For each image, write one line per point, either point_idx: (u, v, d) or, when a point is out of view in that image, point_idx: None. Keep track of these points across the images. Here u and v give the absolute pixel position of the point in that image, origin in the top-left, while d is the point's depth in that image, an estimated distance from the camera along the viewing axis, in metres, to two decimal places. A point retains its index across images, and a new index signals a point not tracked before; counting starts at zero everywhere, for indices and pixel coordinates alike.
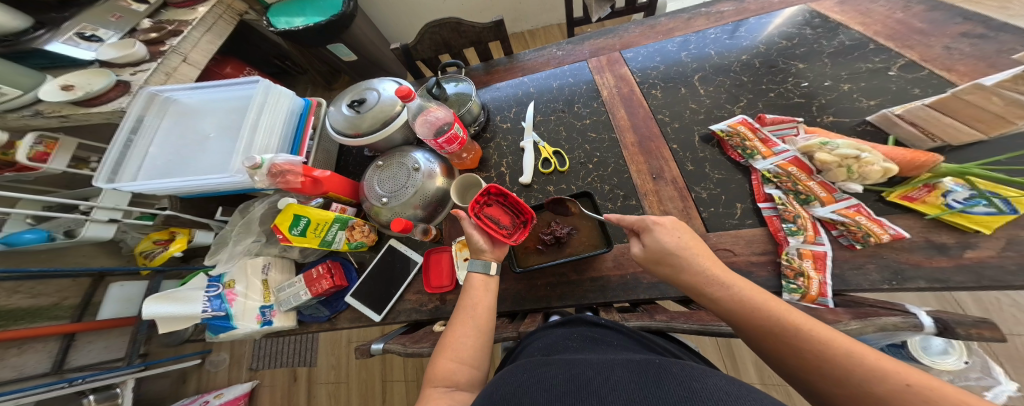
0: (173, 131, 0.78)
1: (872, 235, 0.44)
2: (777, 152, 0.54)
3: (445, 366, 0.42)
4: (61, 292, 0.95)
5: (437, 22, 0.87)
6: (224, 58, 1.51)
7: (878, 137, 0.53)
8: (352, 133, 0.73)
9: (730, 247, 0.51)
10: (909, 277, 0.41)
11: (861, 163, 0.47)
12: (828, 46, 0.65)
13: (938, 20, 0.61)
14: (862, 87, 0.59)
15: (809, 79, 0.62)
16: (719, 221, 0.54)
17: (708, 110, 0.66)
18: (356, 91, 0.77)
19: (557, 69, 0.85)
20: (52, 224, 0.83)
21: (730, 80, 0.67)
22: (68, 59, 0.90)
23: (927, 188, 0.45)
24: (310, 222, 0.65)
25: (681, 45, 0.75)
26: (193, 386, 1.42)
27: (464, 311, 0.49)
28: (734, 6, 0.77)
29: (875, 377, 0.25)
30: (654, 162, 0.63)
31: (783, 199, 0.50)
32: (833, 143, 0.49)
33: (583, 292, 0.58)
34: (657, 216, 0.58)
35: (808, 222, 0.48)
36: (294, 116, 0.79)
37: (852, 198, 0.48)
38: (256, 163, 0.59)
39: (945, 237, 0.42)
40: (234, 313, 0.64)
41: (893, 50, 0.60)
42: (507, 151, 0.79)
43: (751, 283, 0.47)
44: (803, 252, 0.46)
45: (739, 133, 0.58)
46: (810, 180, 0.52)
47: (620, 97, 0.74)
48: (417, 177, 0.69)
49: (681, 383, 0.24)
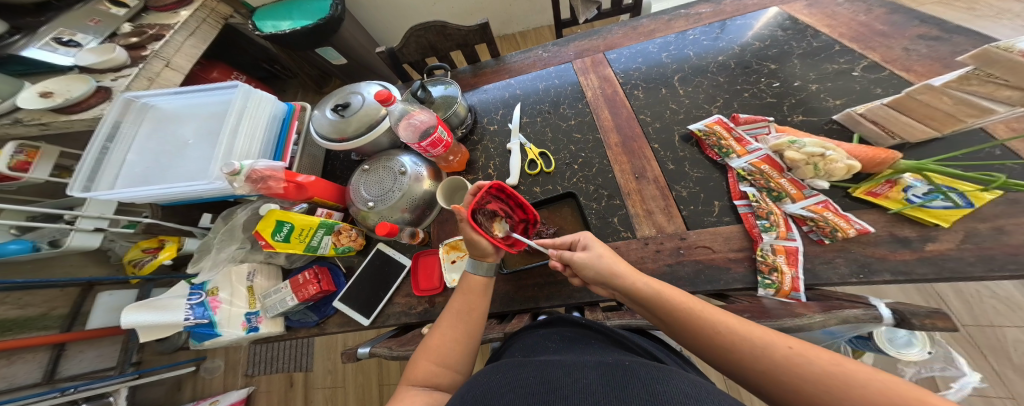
0: (152, 138, 0.77)
1: (839, 230, 0.45)
2: (751, 150, 0.55)
3: (425, 367, 0.42)
4: (49, 302, 0.93)
5: (422, 26, 0.87)
6: (210, 62, 1.49)
7: (843, 135, 0.55)
8: (338, 138, 0.73)
9: (709, 244, 0.52)
10: (876, 270, 0.43)
11: (826, 161, 0.48)
12: (798, 47, 0.66)
13: (898, 22, 0.63)
14: (829, 87, 0.60)
15: (782, 79, 0.64)
16: (699, 218, 0.55)
17: (687, 110, 0.67)
18: (341, 95, 0.77)
19: (543, 71, 0.86)
20: (36, 234, 0.80)
21: (708, 81, 0.69)
22: (45, 65, 0.88)
23: (890, 184, 0.47)
24: (294, 228, 0.64)
25: (661, 47, 0.77)
26: (189, 394, 1.39)
27: (454, 313, 0.49)
28: (711, 8, 0.78)
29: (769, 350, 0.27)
30: (637, 162, 0.64)
31: (757, 197, 0.52)
32: (800, 142, 0.50)
33: (570, 291, 0.59)
34: (640, 215, 0.59)
35: (780, 218, 0.49)
36: (276, 122, 0.79)
37: (820, 194, 0.49)
38: (234, 169, 0.58)
39: (908, 231, 0.44)
40: (218, 320, 0.64)
41: (857, 51, 0.62)
42: (495, 152, 0.79)
43: (728, 280, 0.49)
44: (776, 248, 0.47)
45: (715, 132, 0.59)
46: (781, 177, 0.53)
47: (604, 98, 0.75)
48: (403, 180, 0.69)
49: (646, 387, 0.24)
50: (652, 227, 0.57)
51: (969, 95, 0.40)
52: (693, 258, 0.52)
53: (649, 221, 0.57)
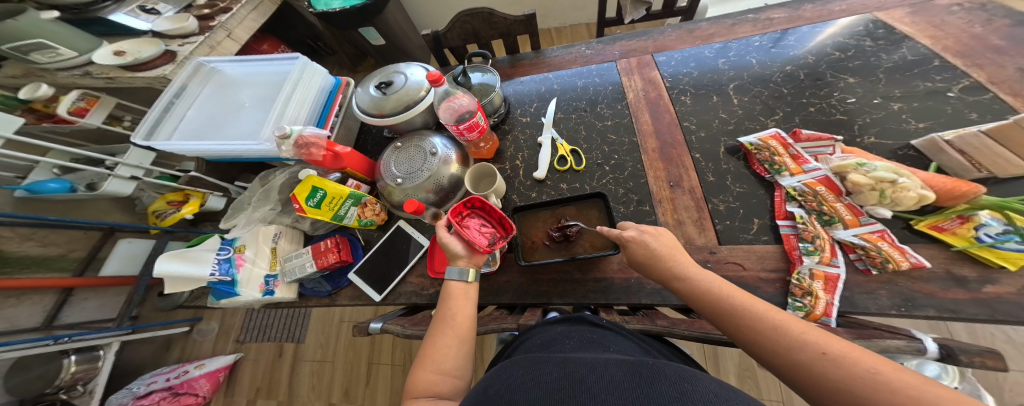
0: (211, 98, 0.81)
1: (891, 261, 0.43)
2: (808, 170, 0.54)
3: (425, 377, 0.40)
4: (70, 244, 1.00)
5: (469, 12, 0.89)
6: (263, 35, 1.55)
7: (920, 162, 0.53)
8: (376, 113, 0.76)
9: (740, 261, 0.51)
10: (920, 305, 0.41)
11: (896, 188, 0.46)
12: (889, 60, 0.64)
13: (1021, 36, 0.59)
14: (915, 107, 0.58)
15: (862, 94, 0.62)
16: (733, 235, 0.54)
17: (739, 121, 0.66)
18: (384, 73, 0.79)
19: (583, 68, 0.86)
20: (76, 176, 0.85)
21: (768, 91, 0.67)
22: (126, 29, 0.92)
23: (961, 220, 0.44)
24: (327, 195, 0.66)
25: (719, 52, 0.76)
26: (176, 355, 1.45)
27: (441, 321, 0.46)
28: (785, 14, 0.77)
29: (801, 346, 0.28)
30: (673, 170, 0.63)
31: (805, 219, 0.50)
32: (870, 166, 0.48)
33: (585, 291, 0.59)
34: (669, 224, 0.58)
35: (826, 243, 0.47)
36: (323, 94, 0.81)
37: (879, 223, 0.47)
38: (285, 132, 0.63)
39: (968, 271, 0.42)
40: (239, 279, 0.64)
41: (960, 68, 0.59)
42: (524, 144, 0.80)
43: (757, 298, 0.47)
44: (815, 273, 0.45)
45: (769, 147, 0.57)
46: (837, 201, 0.50)
47: (646, 101, 0.75)
48: (433, 161, 0.71)
49: (674, 385, 0.24)
50: (680, 237, 0.56)
51: None
52: (721, 273, 0.50)
53: (678, 231, 0.57)
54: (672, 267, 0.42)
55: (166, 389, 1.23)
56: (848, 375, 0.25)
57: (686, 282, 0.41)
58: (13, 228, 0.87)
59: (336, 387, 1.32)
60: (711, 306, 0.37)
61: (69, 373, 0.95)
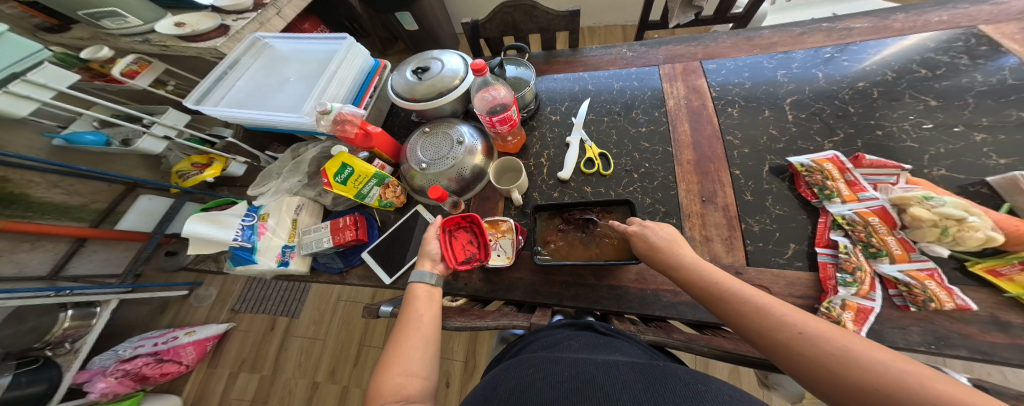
0: (261, 72, 0.84)
1: (935, 301, 0.40)
2: (863, 198, 0.51)
3: (391, 381, 0.37)
4: (93, 195, 1.04)
5: (513, 3, 0.89)
6: (306, 15, 1.57)
7: (990, 201, 0.50)
8: (408, 97, 0.77)
9: (767, 285, 0.49)
10: (953, 344, 0.39)
11: (962, 227, 0.43)
12: (981, 84, 0.61)
13: None
14: (1002, 140, 0.55)
15: (943, 119, 0.60)
16: (764, 257, 0.51)
17: (791, 138, 0.64)
18: (422, 59, 0.81)
19: (622, 70, 0.86)
20: (114, 131, 0.89)
21: (833, 109, 0.66)
22: (189, 4, 0.95)
23: (1021, 265, 0.41)
24: (354, 173, 0.67)
25: (780, 63, 0.74)
26: (169, 319, 1.49)
27: (404, 327, 0.44)
28: (871, 24, 0.74)
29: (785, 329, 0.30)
30: (708, 185, 0.62)
31: (849, 249, 0.47)
32: (938, 200, 0.45)
33: (597, 297, 0.57)
34: (695, 240, 0.56)
35: (866, 276, 0.45)
36: (362, 76, 0.82)
37: (931, 261, 0.44)
38: (326, 108, 0.65)
39: (1014, 317, 0.39)
40: (258, 247, 0.65)
41: None
42: (551, 143, 0.79)
43: None
44: (848, 304, 0.43)
45: (823, 170, 0.54)
46: (889, 234, 0.47)
47: (688, 110, 0.74)
48: (458, 150, 0.72)
49: (688, 386, 0.24)
50: (706, 254, 0.54)
51: None
52: None
53: (705, 248, 0.55)
54: (668, 258, 0.44)
55: (150, 354, 1.23)
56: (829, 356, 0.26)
57: (682, 270, 0.42)
58: (42, 174, 0.91)
59: (322, 367, 1.34)
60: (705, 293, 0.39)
61: (61, 328, 0.94)
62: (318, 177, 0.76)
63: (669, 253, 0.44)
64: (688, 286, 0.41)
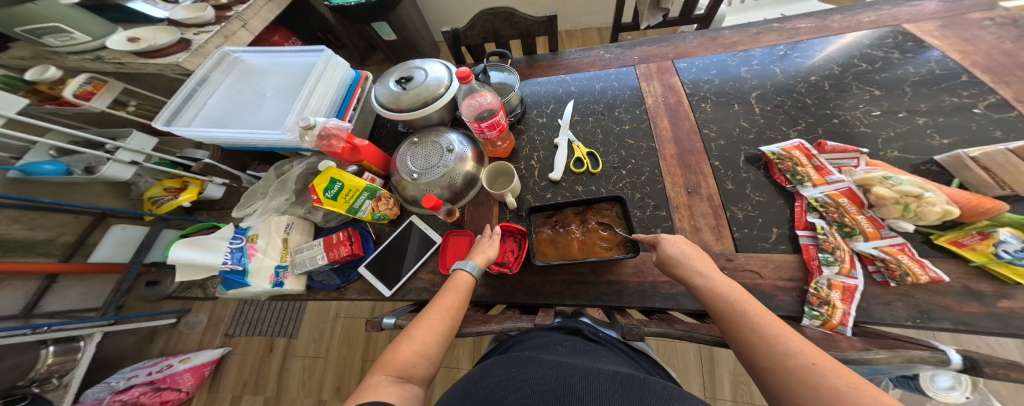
0: (234, 88, 0.81)
1: (910, 275, 0.44)
2: (831, 181, 0.55)
3: (407, 356, 0.42)
4: (59, 228, 0.98)
5: (492, 10, 0.91)
6: (274, 27, 1.53)
7: (941, 178, 0.54)
8: (394, 108, 0.77)
9: (757, 269, 0.51)
10: (936, 317, 0.42)
11: (921, 202, 0.46)
12: (914, 74, 0.67)
13: None
14: (941, 122, 0.61)
15: (886, 108, 0.65)
16: (751, 243, 0.54)
17: (761, 129, 0.68)
18: (404, 69, 0.81)
19: (602, 71, 0.89)
20: (74, 158, 0.83)
21: (793, 101, 0.70)
22: (142, 16, 0.92)
23: (980, 236, 0.45)
24: (345, 187, 0.66)
25: (742, 61, 0.79)
26: (159, 347, 1.42)
27: (442, 308, 0.49)
28: (813, 24, 0.80)
29: (782, 350, 0.29)
30: (692, 177, 0.65)
31: (826, 229, 0.50)
32: (896, 180, 0.49)
33: (599, 293, 0.59)
34: (685, 230, 0.58)
35: (845, 254, 0.48)
36: (342, 89, 0.81)
37: (901, 237, 0.48)
38: (309, 122, 0.64)
39: (984, 285, 0.43)
40: (250, 269, 0.62)
41: (988, 85, 0.62)
42: (539, 145, 0.80)
43: (770, 306, 0.48)
44: (834, 284, 0.46)
45: (792, 157, 0.58)
46: (859, 213, 0.51)
47: (666, 107, 0.77)
48: (449, 158, 0.72)
49: (661, 400, 0.24)
50: (696, 243, 0.56)
51: None
52: (737, 280, 0.51)
53: (695, 237, 0.57)
54: (699, 273, 0.43)
55: (146, 384, 1.17)
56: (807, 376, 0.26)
57: (705, 288, 0.41)
58: (0, 210, 0.84)
59: (327, 385, 1.30)
60: (721, 313, 0.38)
61: (45, 365, 0.90)
62: (307, 193, 0.75)
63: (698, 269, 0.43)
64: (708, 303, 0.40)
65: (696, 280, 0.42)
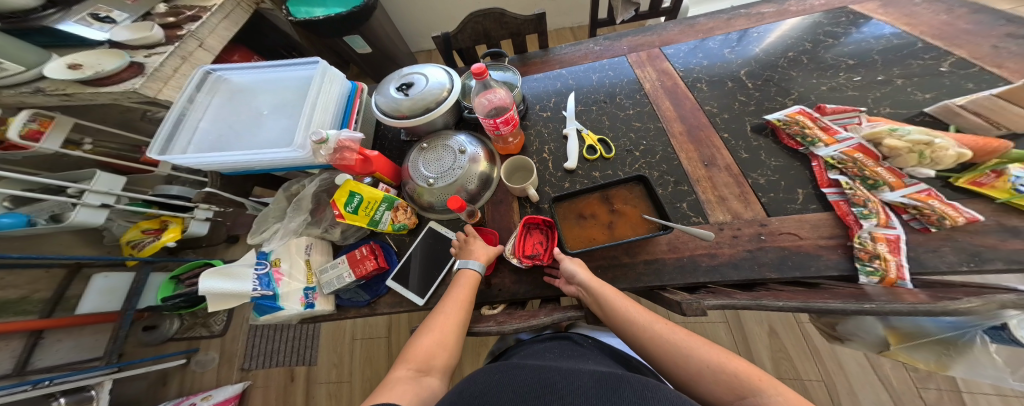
0: (224, 108, 0.77)
1: (947, 218, 0.47)
2: (841, 140, 0.58)
3: (425, 347, 0.48)
4: (32, 285, 0.99)
5: (483, 12, 0.92)
6: (232, 45, 1.47)
7: (938, 126, 0.60)
8: (397, 115, 0.75)
9: (795, 231, 0.54)
10: (988, 258, 0.44)
11: (934, 148, 0.51)
12: (877, 44, 0.73)
13: (986, 21, 0.70)
14: (917, 81, 0.66)
15: (863, 73, 0.70)
16: (781, 206, 0.57)
17: (757, 102, 0.72)
18: (401, 76, 0.79)
19: (595, 63, 0.91)
20: (31, 208, 0.76)
21: (778, 74, 0.75)
22: (77, 39, 0.87)
23: (995, 174, 0.49)
24: (364, 200, 0.64)
25: (722, 43, 0.84)
26: (175, 389, 1.31)
27: (454, 301, 0.53)
28: (774, 9, 0.86)
29: (709, 367, 0.40)
30: (705, 151, 0.67)
31: (850, 184, 0.53)
32: (903, 130, 0.54)
33: (637, 274, 0.57)
34: (712, 201, 0.61)
35: (877, 206, 0.50)
36: (341, 101, 0.79)
37: (925, 183, 0.52)
38: (321, 137, 0.61)
39: (1017, 221, 0.46)
40: (280, 293, 0.59)
41: (944, 48, 0.69)
42: (549, 138, 0.81)
43: (820, 266, 0.50)
44: (876, 236, 0.48)
45: (797, 121, 0.62)
46: (877, 166, 0.55)
47: (664, 90, 0.80)
48: (463, 159, 0.71)
49: (637, 392, 0.29)
50: (726, 213, 0.58)
51: None
52: (778, 244, 0.53)
53: (723, 207, 0.59)
54: (621, 312, 0.50)
55: None
56: (738, 373, 0.38)
57: (627, 323, 0.49)
58: None
59: None
60: (646, 345, 0.47)
61: None
62: (323, 212, 0.71)
63: (614, 306, 0.51)
64: (631, 338, 0.49)
65: (615, 322, 0.51)
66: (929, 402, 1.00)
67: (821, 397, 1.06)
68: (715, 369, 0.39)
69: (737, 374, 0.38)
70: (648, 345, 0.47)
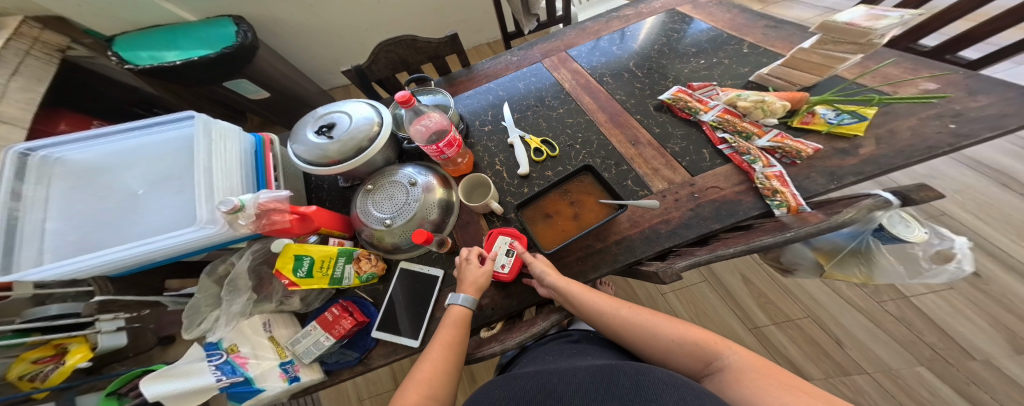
0: (76, 196, 0.59)
1: (802, 151, 0.65)
2: (712, 107, 0.75)
3: (414, 396, 0.46)
4: None
5: (393, 41, 0.89)
6: (53, 111, 1.13)
7: (761, 89, 0.80)
8: (327, 161, 0.68)
9: (717, 184, 0.67)
10: (842, 175, 0.61)
11: (768, 104, 0.70)
12: (700, 37, 0.95)
13: (749, 20, 0.95)
14: (734, 60, 0.88)
15: (702, 59, 0.90)
16: (698, 166, 0.71)
17: (650, 87, 0.87)
18: (317, 118, 0.72)
19: (518, 72, 0.98)
20: None
21: (655, 63, 0.92)
22: None
23: (811, 115, 0.70)
24: (315, 261, 0.57)
25: (610, 42, 1.00)
26: None
27: (444, 344, 0.52)
28: (633, 11, 1.07)
29: (675, 342, 0.48)
30: (628, 132, 0.79)
31: (734, 140, 0.70)
32: (745, 95, 0.73)
33: (613, 255, 0.65)
34: (649, 173, 0.72)
35: (758, 152, 0.67)
36: (247, 157, 0.68)
37: (774, 128, 0.71)
38: (236, 206, 0.49)
39: (843, 143, 0.65)
40: (255, 376, 0.49)
41: (736, 38, 0.92)
42: (497, 150, 0.84)
43: (745, 209, 0.63)
44: (768, 175, 0.63)
45: (681, 98, 0.78)
46: (741, 121, 0.72)
47: (581, 87, 0.91)
48: (416, 191, 0.68)
49: (631, 377, 0.33)
50: (663, 180, 0.70)
51: (830, 51, 0.67)
52: (710, 197, 0.66)
53: (659, 176, 0.71)
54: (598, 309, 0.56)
55: None
56: (697, 341, 0.46)
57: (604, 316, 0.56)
58: None
59: None
60: (625, 331, 0.54)
61: None
62: (269, 286, 0.62)
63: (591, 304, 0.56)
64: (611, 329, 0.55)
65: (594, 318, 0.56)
66: (892, 311, 1.22)
67: (814, 331, 1.24)
68: (681, 342, 0.48)
69: (696, 342, 0.46)
70: (625, 333, 0.54)
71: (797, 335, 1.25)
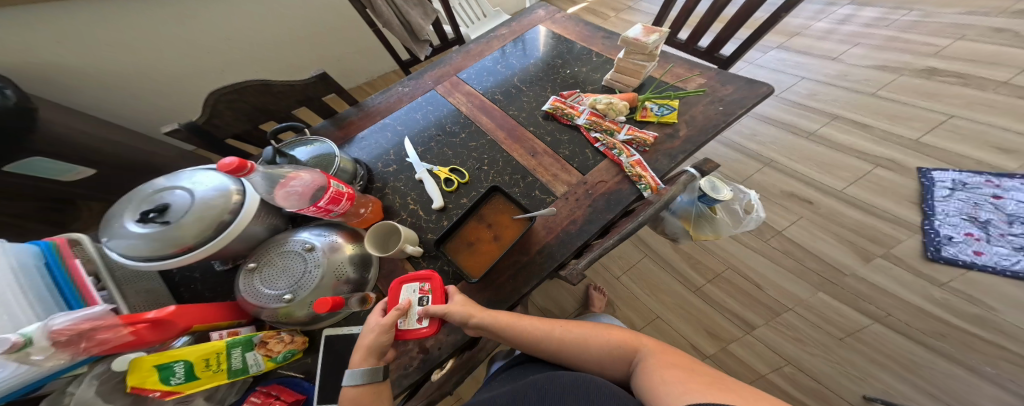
0: None
1: (645, 140, 0.79)
2: (582, 111, 0.87)
3: None
4: None
5: (236, 87, 0.79)
6: None
7: (611, 92, 0.94)
8: (176, 250, 0.52)
9: (603, 179, 0.77)
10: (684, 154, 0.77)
11: (614, 106, 0.84)
12: (565, 49, 1.06)
13: (591, 34, 1.10)
14: (591, 68, 1.01)
15: (568, 69, 1.02)
16: (586, 165, 0.80)
17: (536, 101, 0.95)
18: (144, 198, 0.54)
19: (413, 103, 0.96)
20: None
21: (535, 77, 1.01)
22: None
23: (645, 110, 0.86)
24: (193, 363, 0.48)
25: (494, 61, 1.06)
26: None
27: None
28: (507, 30, 1.15)
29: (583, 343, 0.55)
30: (527, 145, 0.85)
31: (603, 138, 0.82)
32: (598, 99, 0.86)
33: (539, 265, 0.68)
34: (550, 180, 0.79)
35: (619, 146, 0.79)
36: (37, 287, 0.47)
37: (626, 124, 0.84)
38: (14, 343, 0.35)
39: (682, 127, 0.82)
40: None
41: (592, 49, 1.05)
42: (406, 189, 0.80)
43: (625, 197, 0.73)
44: (632, 164, 0.76)
45: (559, 107, 0.88)
46: (604, 121, 0.85)
47: (478, 108, 0.94)
48: (317, 255, 0.59)
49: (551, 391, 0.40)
50: (563, 184, 0.78)
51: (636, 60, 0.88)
52: (600, 192, 0.75)
53: (559, 181, 0.78)
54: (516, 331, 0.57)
55: None
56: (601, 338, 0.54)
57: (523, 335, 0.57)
58: None
59: None
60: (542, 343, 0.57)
61: None
62: None
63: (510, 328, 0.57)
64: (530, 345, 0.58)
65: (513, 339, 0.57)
66: (776, 244, 1.57)
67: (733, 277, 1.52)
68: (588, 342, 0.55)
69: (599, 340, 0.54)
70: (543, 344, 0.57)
71: (724, 285, 1.51)
